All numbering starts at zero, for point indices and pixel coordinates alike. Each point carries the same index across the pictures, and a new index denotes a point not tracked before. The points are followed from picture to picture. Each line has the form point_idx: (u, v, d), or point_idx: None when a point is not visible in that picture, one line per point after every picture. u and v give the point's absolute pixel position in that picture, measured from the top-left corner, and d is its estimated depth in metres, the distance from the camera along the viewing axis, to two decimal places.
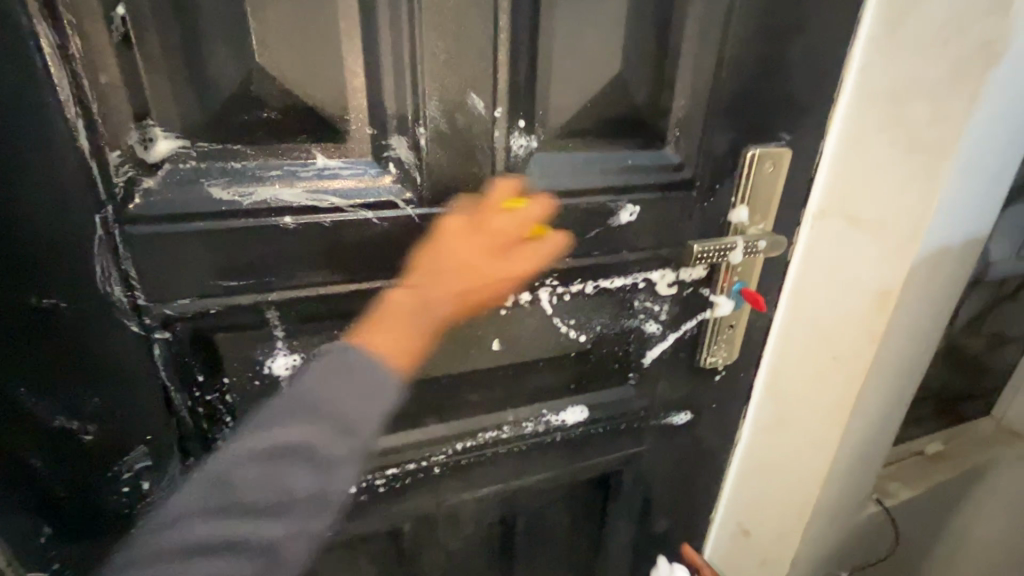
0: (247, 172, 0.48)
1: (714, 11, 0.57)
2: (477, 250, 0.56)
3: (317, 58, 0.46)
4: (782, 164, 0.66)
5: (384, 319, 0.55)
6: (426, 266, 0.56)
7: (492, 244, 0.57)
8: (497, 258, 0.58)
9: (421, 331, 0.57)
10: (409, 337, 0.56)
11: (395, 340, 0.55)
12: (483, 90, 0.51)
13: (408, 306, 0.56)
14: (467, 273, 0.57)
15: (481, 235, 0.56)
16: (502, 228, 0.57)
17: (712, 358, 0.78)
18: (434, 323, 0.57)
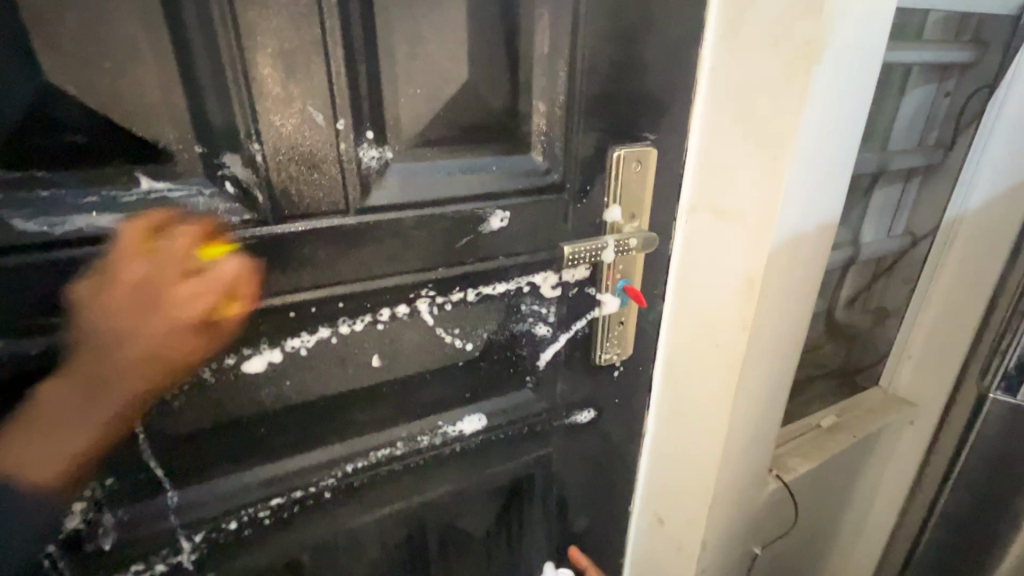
0: (56, 200, 0.44)
1: (561, 17, 0.58)
2: (127, 307, 0.46)
3: (126, 76, 0.43)
4: (648, 162, 0.69)
5: (28, 422, 0.45)
6: (111, 332, 0.46)
7: (150, 296, 0.46)
8: (154, 311, 0.47)
9: (95, 418, 0.47)
10: (69, 433, 0.46)
11: (57, 431, 0.46)
12: (321, 102, 0.50)
13: (54, 398, 0.45)
14: (136, 335, 0.46)
15: (117, 291, 0.45)
16: (138, 279, 0.46)
17: (607, 354, 0.79)
18: (112, 411, 0.47)
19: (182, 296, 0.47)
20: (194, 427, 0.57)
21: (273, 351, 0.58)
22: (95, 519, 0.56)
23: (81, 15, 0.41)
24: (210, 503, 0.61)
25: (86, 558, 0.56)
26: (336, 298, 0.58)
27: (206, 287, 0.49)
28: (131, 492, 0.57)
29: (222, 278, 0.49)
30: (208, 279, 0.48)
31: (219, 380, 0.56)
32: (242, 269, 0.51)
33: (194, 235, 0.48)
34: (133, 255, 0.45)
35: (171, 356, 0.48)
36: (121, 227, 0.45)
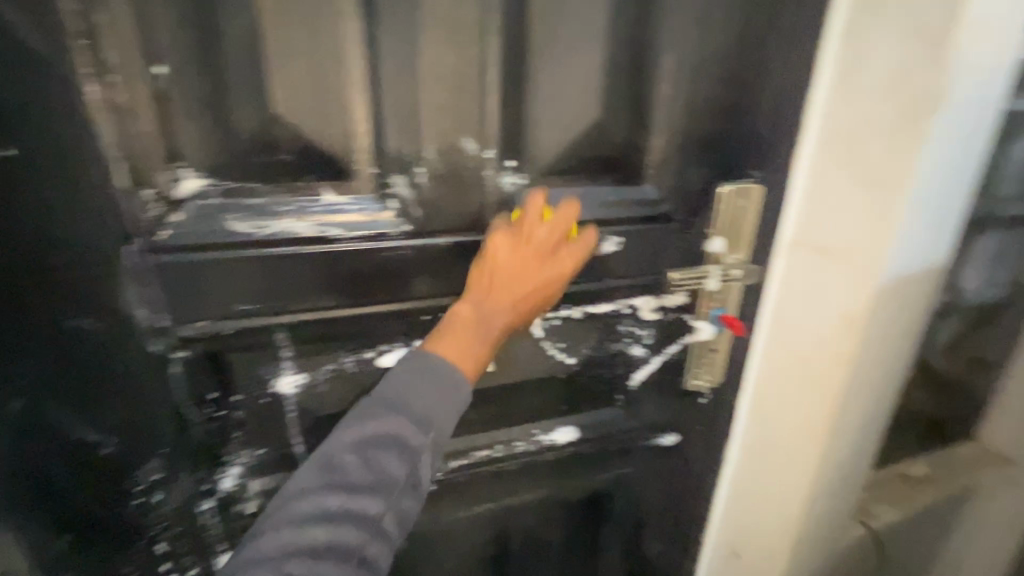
0: (262, 208, 0.53)
1: (683, 63, 0.63)
2: (517, 257, 0.57)
3: (328, 108, 0.52)
4: (753, 199, 0.72)
5: (449, 331, 0.56)
6: (478, 278, 0.58)
7: (544, 249, 0.58)
8: (538, 261, 0.58)
9: (484, 335, 0.56)
10: (470, 344, 0.56)
11: (463, 345, 0.55)
12: (475, 134, 0.58)
13: (468, 316, 0.56)
14: (531, 273, 0.57)
15: (513, 244, 0.58)
16: (542, 238, 0.58)
17: (695, 380, 0.82)
18: (496, 331, 0.57)
19: (558, 251, 0.59)
20: (331, 411, 0.65)
21: (404, 349, 0.65)
22: (243, 484, 0.64)
23: (303, 58, 0.50)
24: None
25: (233, 518, 0.65)
26: (463, 305, 0.65)
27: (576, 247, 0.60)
28: (274, 463, 0.65)
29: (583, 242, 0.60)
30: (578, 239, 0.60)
31: (359, 371, 0.64)
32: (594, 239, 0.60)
33: (572, 212, 0.59)
34: (541, 219, 0.58)
35: (542, 293, 0.58)
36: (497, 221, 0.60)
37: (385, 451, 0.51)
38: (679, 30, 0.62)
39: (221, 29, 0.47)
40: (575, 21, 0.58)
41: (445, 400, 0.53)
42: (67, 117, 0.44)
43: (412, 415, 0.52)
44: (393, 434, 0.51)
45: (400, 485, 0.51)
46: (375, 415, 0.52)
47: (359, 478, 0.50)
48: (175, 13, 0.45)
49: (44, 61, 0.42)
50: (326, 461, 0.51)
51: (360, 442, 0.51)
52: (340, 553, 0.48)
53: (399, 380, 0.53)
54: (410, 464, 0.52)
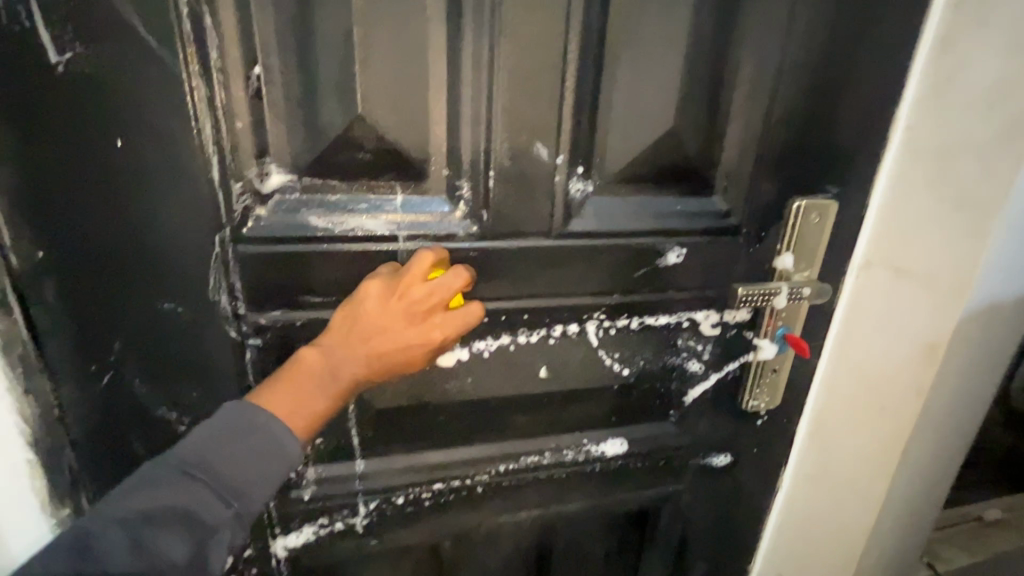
0: (340, 204, 0.55)
1: (763, 73, 0.62)
2: (379, 314, 0.53)
3: (408, 110, 0.53)
4: (828, 215, 0.69)
5: (292, 381, 0.52)
6: (333, 322, 0.54)
7: (404, 302, 0.53)
8: (420, 339, 0.54)
9: (322, 393, 0.52)
10: (308, 401, 0.52)
11: (299, 396, 0.51)
12: (548, 139, 0.58)
13: (311, 366, 0.52)
14: (399, 343, 0.53)
15: (364, 294, 0.53)
16: (419, 300, 0.53)
17: (754, 401, 0.79)
18: (342, 386, 0.53)
19: (417, 296, 0.53)
20: (388, 406, 0.66)
21: (462, 350, 0.66)
22: (301, 472, 0.66)
23: (389, 61, 0.51)
24: (388, 476, 0.69)
25: (289, 503, 0.67)
26: (523, 310, 0.65)
27: (444, 325, 0.54)
28: (330, 453, 0.66)
29: (465, 316, 0.55)
30: (435, 284, 0.54)
31: (419, 368, 0.65)
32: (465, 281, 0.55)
33: (463, 277, 0.55)
34: (420, 277, 0.53)
35: (391, 362, 0.54)
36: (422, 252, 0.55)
37: (165, 527, 0.45)
38: (760, 39, 0.60)
39: (315, 31, 0.49)
40: (656, 28, 0.57)
41: (265, 463, 0.49)
42: (174, 114, 0.47)
43: (213, 486, 0.47)
44: (178, 510, 0.45)
45: (178, 572, 0.45)
46: (161, 482, 0.46)
47: (122, 563, 0.43)
48: (275, 15, 0.47)
49: (158, 61, 0.46)
50: (84, 544, 0.43)
51: (138, 518, 0.44)
52: None
53: (202, 439, 0.48)
54: (197, 543, 0.46)
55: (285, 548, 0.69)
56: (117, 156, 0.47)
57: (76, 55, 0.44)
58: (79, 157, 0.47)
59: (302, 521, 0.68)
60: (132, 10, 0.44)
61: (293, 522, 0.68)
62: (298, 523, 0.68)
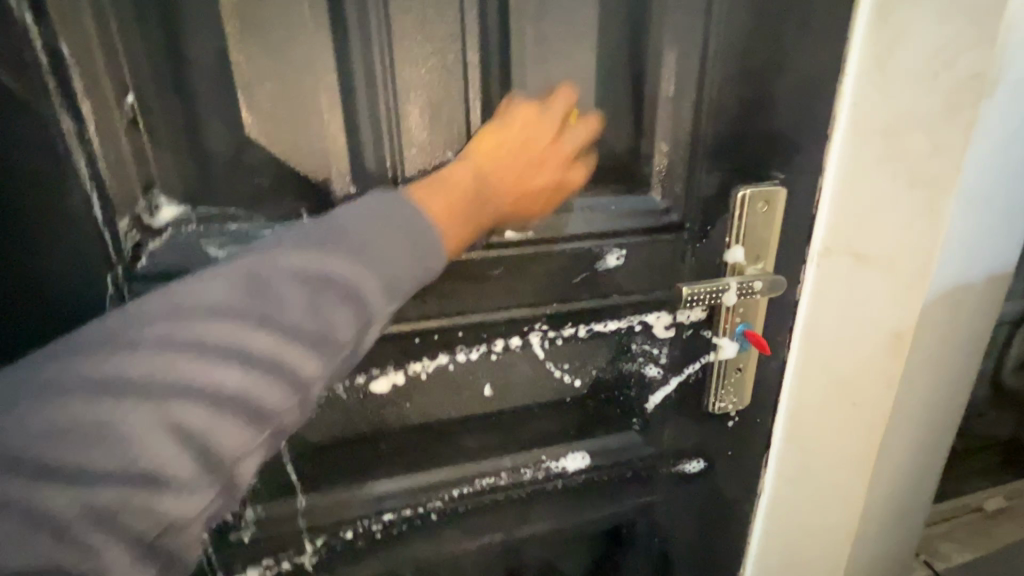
0: (241, 233, 0.52)
1: (688, 58, 0.58)
2: (530, 130, 0.54)
3: (301, 128, 0.50)
4: (776, 203, 0.65)
5: (441, 184, 0.49)
6: (479, 145, 0.53)
7: (557, 142, 0.55)
8: (554, 165, 0.55)
9: (471, 217, 0.50)
10: (458, 212, 0.49)
11: (447, 205, 0.48)
12: (458, 147, 0.55)
13: (459, 181, 0.50)
14: (543, 174, 0.55)
15: (528, 126, 0.54)
16: (570, 149, 0.56)
17: (720, 404, 0.75)
18: (484, 215, 0.51)
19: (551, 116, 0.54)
20: (323, 438, 0.63)
21: (397, 374, 0.62)
22: (239, 512, 0.63)
23: (273, 78, 0.48)
24: (333, 511, 0.66)
25: (229, 546, 0.64)
26: (457, 328, 0.62)
27: (577, 147, 0.57)
28: (269, 491, 0.63)
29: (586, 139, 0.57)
30: (580, 125, 0.57)
31: (351, 397, 0.62)
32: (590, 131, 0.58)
33: (570, 98, 0.55)
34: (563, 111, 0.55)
35: (532, 194, 0.55)
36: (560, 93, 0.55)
37: (334, 300, 0.42)
38: (681, 22, 0.57)
39: (189, 54, 0.46)
40: (563, 20, 0.54)
41: (419, 252, 0.45)
42: (45, 151, 0.45)
43: (378, 271, 0.43)
44: (345, 286, 0.42)
45: (336, 351, 0.42)
46: (318, 252, 0.42)
47: (296, 319, 0.41)
48: (144, 40, 0.45)
49: (19, 98, 0.43)
50: (258, 286, 0.41)
51: (304, 276, 0.41)
52: (221, 401, 0.39)
53: (367, 219, 0.44)
54: (360, 325, 0.43)
55: None
56: None
57: None
58: None
59: (246, 564, 0.65)
60: None
61: (236, 567, 0.65)
62: (242, 567, 0.65)
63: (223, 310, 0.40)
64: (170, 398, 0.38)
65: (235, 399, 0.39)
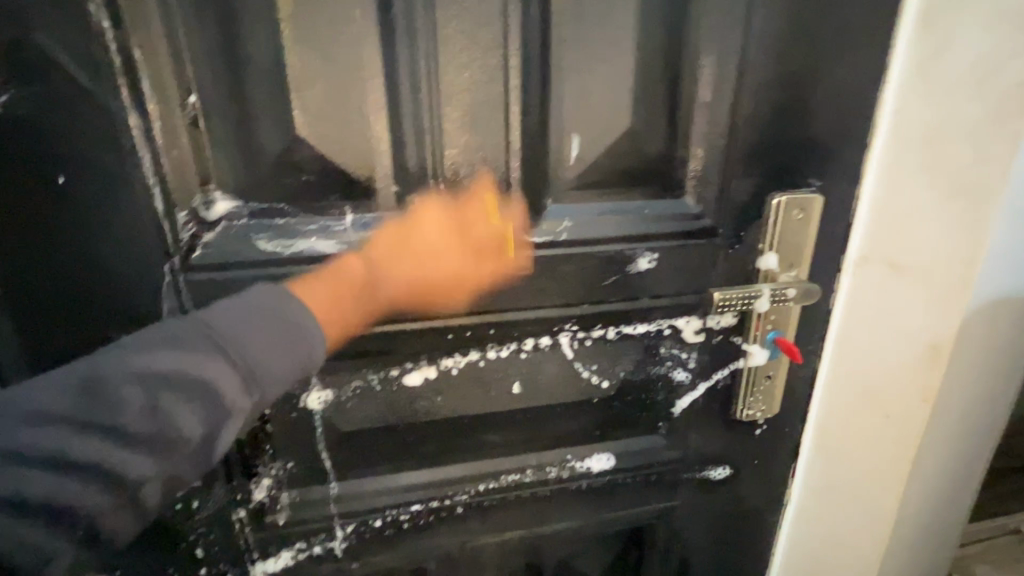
0: (289, 227, 0.54)
1: (726, 64, 0.58)
2: (446, 246, 0.56)
3: (348, 128, 0.52)
4: (813, 211, 0.64)
5: (325, 278, 0.52)
6: (383, 233, 0.55)
7: (462, 235, 0.57)
8: (458, 266, 0.57)
9: (355, 311, 0.53)
10: (342, 307, 0.52)
11: (327, 300, 0.51)
12: (497, 148, 0.56)
13: (357, 270, 0.53)
14: (452, 280, 0.57)
15: (432, 224, 0.56)
16: (482, 237, 0.57)
17: (749, 411, 0.74)
18: (375, 305, 0.55)
19: (485, 232, 0.58)
20: (356, 428, 0.65)
21: (430, 368, 0.64)
22: (275, 495, 0.65)
23: (323, 80, 0.50)
24: (363, 498, 0.68)
25: (265, 528, 0.66)
26: (489, 325, 0.64)
27: (501, 231, 0.58)
28: (304, 477, 0.66)
29: (515, 266, 0.60)
30: (498, 224, 0.58)
31: (385, 389, 0.64)
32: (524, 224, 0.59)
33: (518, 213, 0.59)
34: (486, 216, 0.57)
35: (441, 288, 0.58)
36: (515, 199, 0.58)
37: (179, 401, 0.44)
38: (720, 28, 0.57)
39: (245, 57, 0.48)
40: (603, 25, 0.54)
41: (287, 353, 0.47)
42: (113, 147, 0.48)
43: (231, 365, 0.45)
44: (199, 384, 0.44)
45: (183, 447, 0.45)
46: (186, 350, 0.44)
47: (135, 422, 0.43)
48: (205, 43, 0.47)
49: (92, 97, 0.46)
50: (95, 388, 0.43)
51: (161, 379, 0.44)
52: (53, 499, 0.41)
53: (234, 319, 0.46)
54: (211, 425, 0.45)
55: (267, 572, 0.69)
56: (61, 193, 0.48)
57: (13, 96, 0.45)
58: (24, 195, 0.47)
59: (280, 546, 0.68)
60: (60, 49, 0.44)
61: (271, 548, 0.68)
62: (276, 548, 0.68)
63: (79, 415, 0.42)
64: (36, 477, 0.41)
65: (48, 498, 0.41)
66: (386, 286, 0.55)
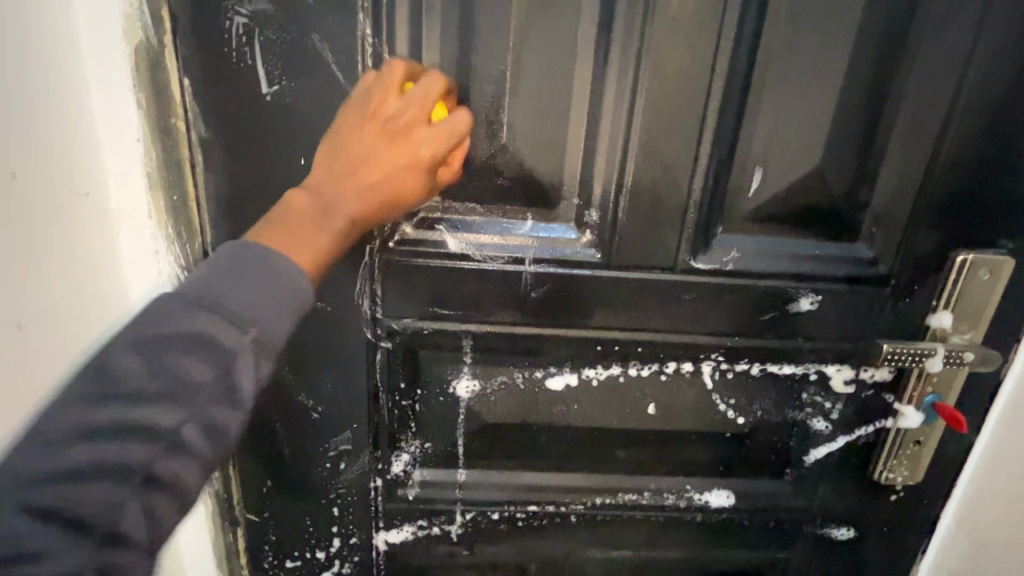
0: (476, 226, 0.59)
1: (931, 112, 0.57)
2: (375, 143, 0.46)
3: (547, 140, 0.56)
4: (1001, 272, 0.61)
5: (279, 221, 0.44)
6: (321, 161, 0.48)
7: (390, 124, 0.47)
8: (404, 160, 0.47)
9: (329, 231, 0.45)
10: (311, 239, 0.44)
11: (287, 240, 0.43)
12: (681, 173, 0.57)
13: (303, 205, 0.45)
14: (402, 172, 0.47)
15: (365, 140, 0.47)
16: (421, 141, 0.47)
17: (889, 474, 0.70)
18: (341, 228, 0.45)
19: (409, 118, 0.47)
20: (494, 420, 0.68)
21: (572, 375, 0.66)
22: (409, 471, 0.69)
23: (535, 95, 0.54)
24: (486, 488, 0.71)
25: (395, 500, 0.70)
26: (638, 342, 0.65)
27: (440, 139, 0.47)
28: (437, 458, 0.70)
29: (451, 132, 0.47)
30: (440, 125, 0.47)
31: (526, 388, 0.67)
32: (468, 125, 0.48)
33: (437, 84, 0.48)
34: (394, 94, 0.47)
35: (399, 191, 0.47)
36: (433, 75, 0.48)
37: (178, 355, 0.37)
38: (930, 75, 0.55)
39: (474, 69, 0.53)
40: (808, 64, 0.55)
41: (277, 285, 0.40)
42: None
43: (224, 307, 0.38)
44: (194, 334, 0.38)
45: (207, 394, 0.38)
46: (169, 313, 0.38)
47: (141, 384, 0.36)
48: (442, 53, 0.52)
49: (342, 93, 0.52)
50: (92, 368, 0.37)
51: (150, 343, 0.37)
52: (91, 474, 0.35)
53: (212, 272, 0.40)
54: (223, 367, 0.38)
55: (386, 542, 0.73)
56: (298, 173, 0.54)
57: (282, 87, 0.52)
58: (270, 171, 0.54)
59: (403, 520, 0.72)
60: (329, 50, 0.51)
61: (395, 520, 0.72)
62: (399, 521, 0.72)
63: (84, 396, 0.36)
64: (66, 451, 0.35)
65: (91, 473, 0.35)
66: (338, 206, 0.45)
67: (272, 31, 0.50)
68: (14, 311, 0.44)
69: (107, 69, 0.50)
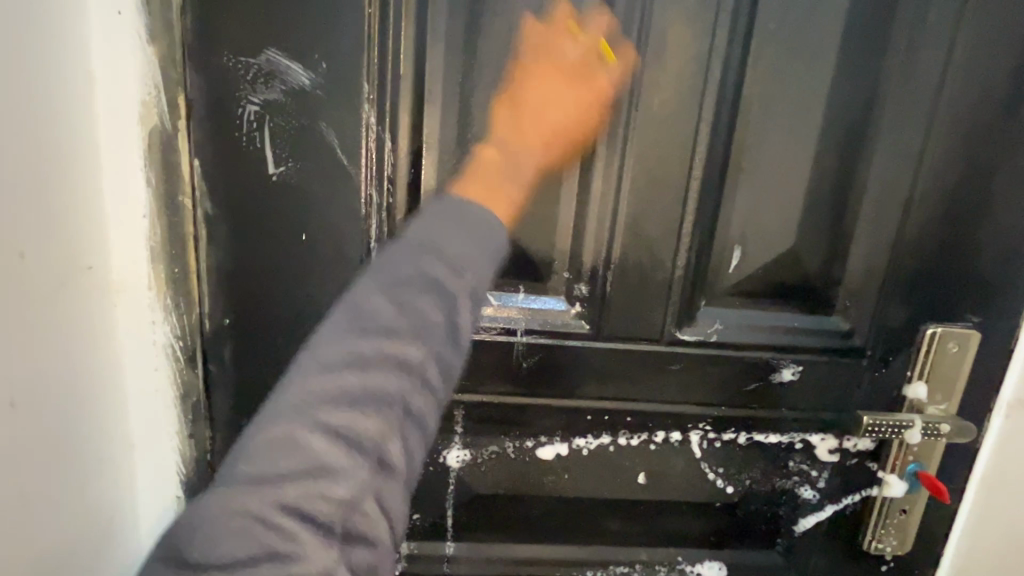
0: None
1: (892, 197, 0.61)
2: (555, 86, 0.49)
3: (539, 218, 0.59)
4: (969, 345, 0.64)
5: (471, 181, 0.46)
6: (503, 115, 0.50)
7: (569, 69, 0.50)
8: (581, 102, 0.50)
9: (514, 187, 0.47)
10: (505, 192, 0.46)
11: (488, 193, 0.45)
12: (665, 250, 0.61)
13: (494, 164, 0.48)
14: (575, 119, 0.50)
15: (545, 72, 0.50)
16: (597, 83, 0.51)
17: (879, 544, 0.70)
18: (529, 180, 0.49)
19: (584, 62, 0.51)
20: (485, 491, 0.67)
21: (563, 444, 0.66)
22: None
23: None
24: (476, 562, 0.69)
25: None
26: (627, 412, 0.66)
27: (608, 83, 0.52)
28: (425, 531, 0.68)
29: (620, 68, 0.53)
30: (609, 69, 0.52)
31: (517, 458, 0.67)
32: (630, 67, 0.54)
33: (602, 32, 0.53)
34: (565, 46, 0.51)
35: (576, 130, 0.51)
36: (595, 30, 0.52)
37: (417, 293, 0.40)
38: (891, 164, 0.60)
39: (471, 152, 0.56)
40: (780, 153, 0.59)
41: (483, 224, 0.42)
42: (349, 214, 0.56)
43: (451, 247, 0.41)
44: (425, 277, 0.40)
45: (443, 334, 0.41)
46: (402, 256, 0.41)
47: (392, 323, 0.40)
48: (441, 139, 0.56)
49: (346, 174, 0.55)
50: (348, 312, 0.40)
51: (393, 285, 0.40)
52: (372, 404, 0.39)
53: (428, 215, 0.42)
54: (451, 307, 0.41)
55: None
56: (299, 246, 0.56)
57: (287, 167, 0.54)
58: (272, 245, 0.56)
59: None
60: (335, 134, 0.54)
61: None
62: None
63: (346, 336, 0.40)
64: (339, 386, 0.39)
65: (361, 405, 0.39)
66: (527, 161, 0.48)
67: (281, 117, 0.53)
68: (7, 389, 0.43)
69: (121, 150, 0.52)
